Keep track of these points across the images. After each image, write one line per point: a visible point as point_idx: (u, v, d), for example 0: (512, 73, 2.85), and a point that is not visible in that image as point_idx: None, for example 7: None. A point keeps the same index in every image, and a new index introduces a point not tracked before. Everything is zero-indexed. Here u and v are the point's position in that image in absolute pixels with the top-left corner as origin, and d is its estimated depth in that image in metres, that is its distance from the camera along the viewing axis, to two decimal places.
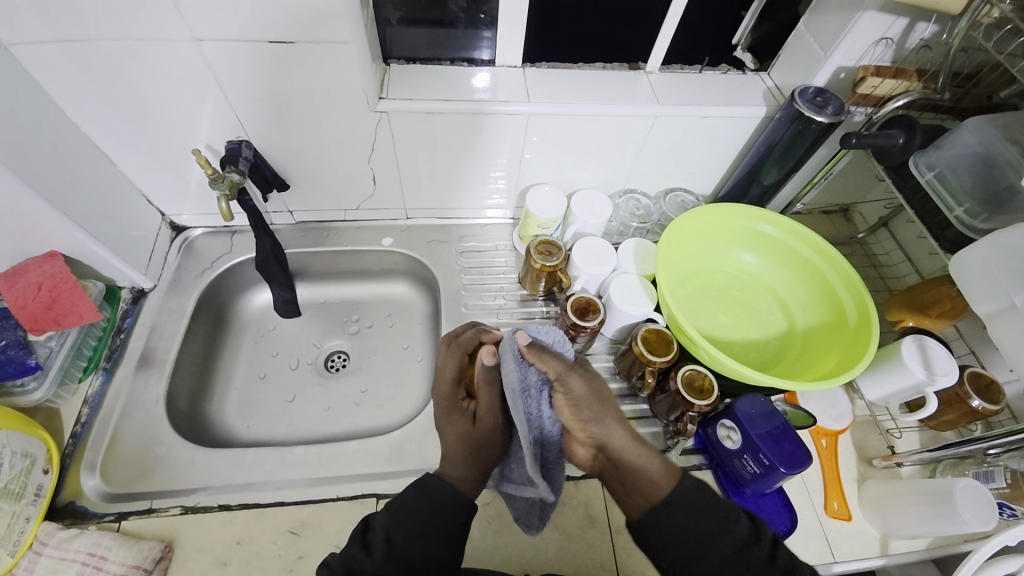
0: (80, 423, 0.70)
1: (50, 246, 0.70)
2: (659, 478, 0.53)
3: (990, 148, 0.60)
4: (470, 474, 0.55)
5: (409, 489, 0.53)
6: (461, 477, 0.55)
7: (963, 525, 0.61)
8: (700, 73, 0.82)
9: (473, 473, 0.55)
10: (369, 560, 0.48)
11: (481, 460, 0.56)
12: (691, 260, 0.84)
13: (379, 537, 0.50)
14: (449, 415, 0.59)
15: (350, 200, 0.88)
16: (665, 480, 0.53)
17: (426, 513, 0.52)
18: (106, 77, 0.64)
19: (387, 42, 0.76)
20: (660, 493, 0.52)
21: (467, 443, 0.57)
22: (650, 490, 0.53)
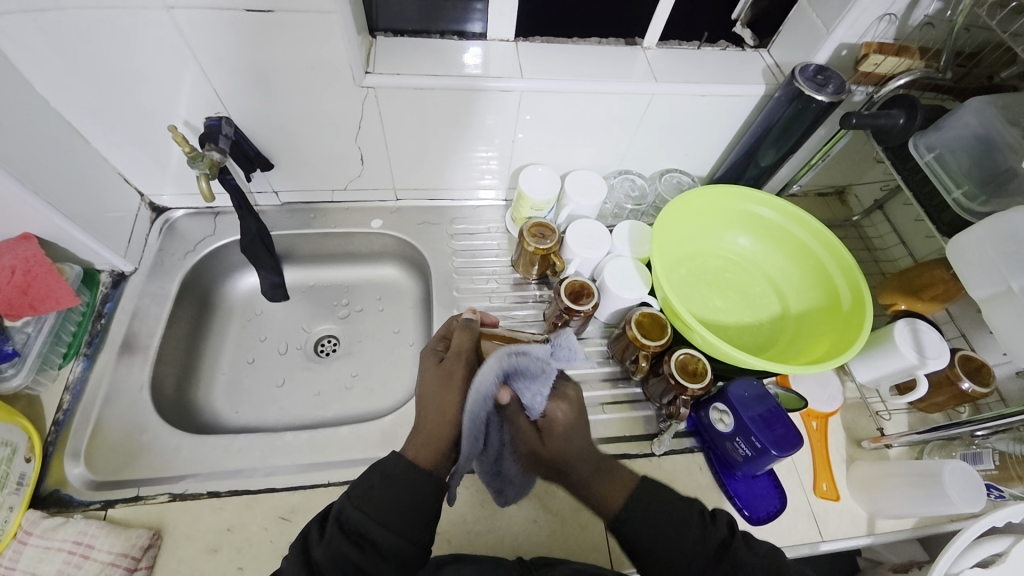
0: (62, 410, 0.68)
1: (23, 228, 0.67)
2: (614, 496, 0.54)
3: (989, 130, 0.59)
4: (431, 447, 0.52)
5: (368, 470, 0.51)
6: (420, 448, 0.53)
7: (951, 505, 0.62)
8: (698, 49, 0.79)
9: (437, 447, 0.52)
10: (321, 544, 0.48)
11: (438, 433, 0.53)
12: (687, 242, 0.83)
13: (334, 521, 0.49)
14: (424, 383, 0.56)
15: (337, 180, 0.85)
16: (624, 491, 0.54)
17: (383, 494, 0.50)
18: (73, 47, 0.60)
19: (373, 13, 0.73)
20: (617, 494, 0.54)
21: (438, 408, 0.53)
22: (610, 496, 0.54)
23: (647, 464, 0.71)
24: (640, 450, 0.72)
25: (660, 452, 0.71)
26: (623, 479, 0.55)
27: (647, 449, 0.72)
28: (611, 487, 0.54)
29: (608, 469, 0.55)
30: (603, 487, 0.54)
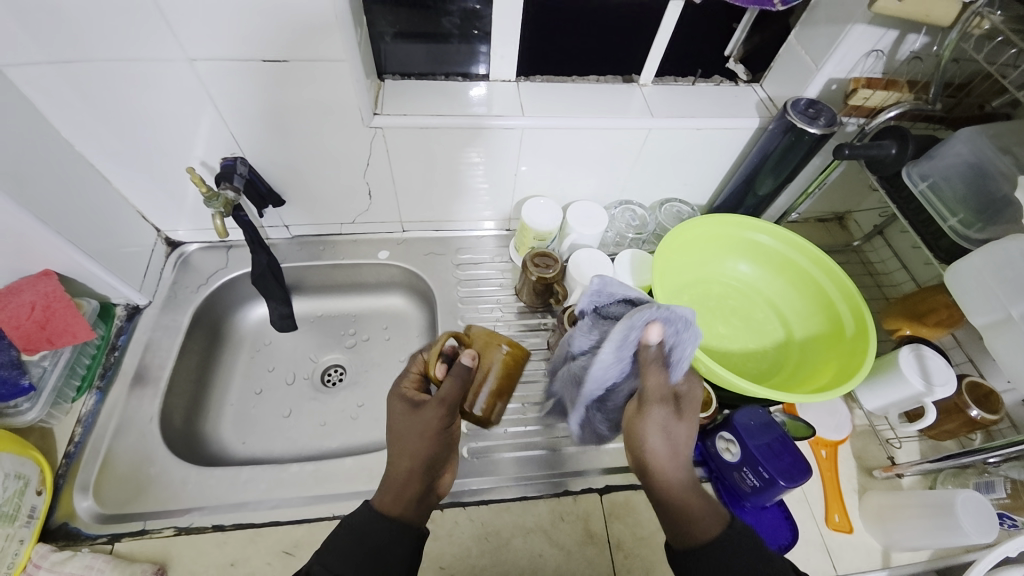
0: (73, 442, 0.69)
1: (44, 265, 0.69)
2: (705, 521, 0.51)
3: (981, 158, 0.61)
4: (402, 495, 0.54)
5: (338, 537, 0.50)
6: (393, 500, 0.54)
7: (966, 537, 0.61)
8: (693, 84, 0.82)
9: (403, 497, 0.54)
10: None
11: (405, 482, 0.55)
12: (688, 270, 0.84)
13: None
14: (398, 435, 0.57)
15: (346, 214, 0.88)
16: (712, 520, 0.51)
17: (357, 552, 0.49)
18: (99, 96, 0.64)
19: (381, 58, 0.77)
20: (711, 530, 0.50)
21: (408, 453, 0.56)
22: (699, 525, 0.51)
23: None
24: None
25: None
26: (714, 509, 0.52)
27: None
28: (701, 509, 0.52)
29: (697, 497, 0.53)
30: (696, 510, 0.52)
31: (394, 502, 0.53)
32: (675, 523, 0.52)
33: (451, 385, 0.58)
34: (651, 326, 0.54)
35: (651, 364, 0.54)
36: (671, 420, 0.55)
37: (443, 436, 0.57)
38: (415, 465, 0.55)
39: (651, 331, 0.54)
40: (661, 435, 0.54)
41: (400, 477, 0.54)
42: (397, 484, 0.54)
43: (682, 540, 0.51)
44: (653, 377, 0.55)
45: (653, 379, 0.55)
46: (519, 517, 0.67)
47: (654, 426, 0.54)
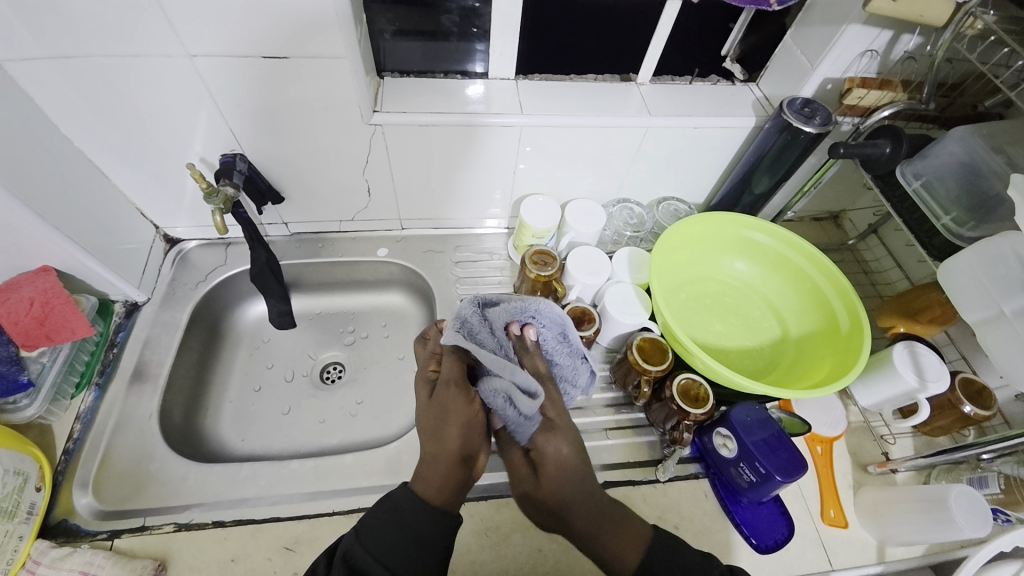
0: (72, 439, 0.69)
1: (42, 261, 0.69)
2: (628, 550, 0.52)
3: (974, 157, 0.62)
4: (445, 483, 0.52)
5: (377, 513, 0.50)
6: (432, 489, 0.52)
7: (959, 531, 0.61)
8: (690, 83, 0.83)
9: (445, 483, 0.52)
10: None
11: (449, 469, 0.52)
12: (685, 268, 0.85)
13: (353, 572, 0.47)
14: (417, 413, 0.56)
15: (344, 211, 0.88)
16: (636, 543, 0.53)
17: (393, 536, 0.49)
18: (99, 93, 0.64)
19: (380, 55, 0.77)
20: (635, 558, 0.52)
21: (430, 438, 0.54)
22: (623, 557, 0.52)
23: (651, 490, 0.71)
24: (644, 476, 0.72)
25: (664, 478, 0.71)
26: (639, 537, 0.54)
27: (651, 475, 0.72)
28: (620, 537, 0.53)
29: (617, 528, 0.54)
30: (612, 543, 0.53)
31: (434, 491, 0.52)
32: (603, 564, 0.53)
33: (453, 363, 0.56)
34: (529, 325, 0.62)
35: (506, 428, 0.59)
36: (568, 467, 0.55)
37: (473, 427, 0.54)
38: (447, 449, 0.53)
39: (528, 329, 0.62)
40: (564, 481, 0.54)
41: (434, 467, 0.52)
42: (435, 471, 0.52)
43: (622, 567, 0.52)
44: (516, 445, 0.57)
45: (513, 448, 0.57)
46: (518, 513, 0.67)
47: (556, 478, 0.54)
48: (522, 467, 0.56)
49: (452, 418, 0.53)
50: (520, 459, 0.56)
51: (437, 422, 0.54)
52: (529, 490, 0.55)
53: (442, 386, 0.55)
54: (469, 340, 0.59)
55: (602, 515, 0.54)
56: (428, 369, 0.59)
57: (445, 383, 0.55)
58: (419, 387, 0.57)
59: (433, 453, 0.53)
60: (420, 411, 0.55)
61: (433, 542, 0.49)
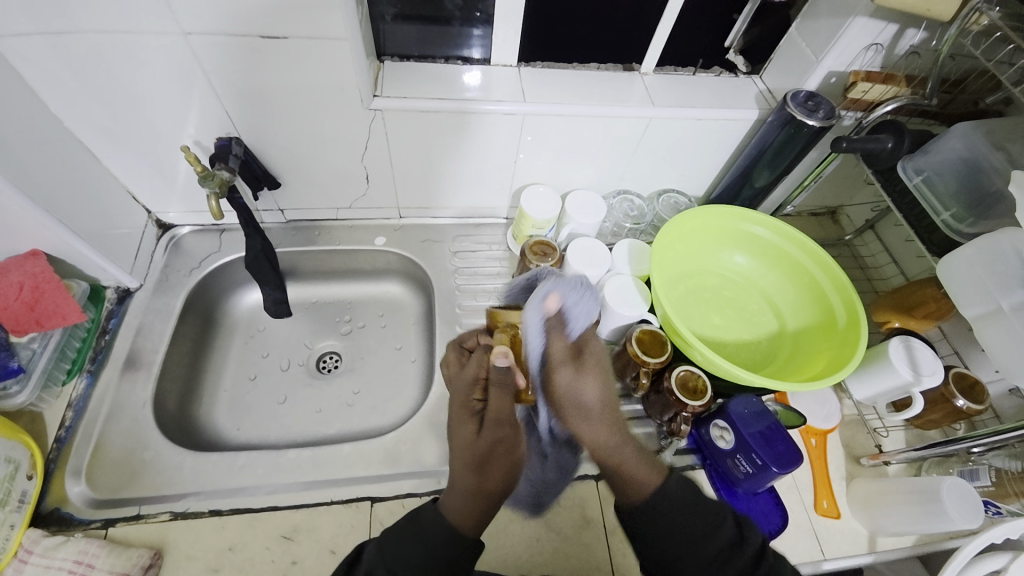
0: (64, 427, 0.68)
1: (31, 245, 0.68)
2: (644, 475, 0.51)
3: (976, 153, 0.62)
4: (475, 513, 0.50)
5: (399, 523, 0.50)
6: (464, 515, 0.50)
7: (950, 522, 0.63)
8: (693, 74, 0.82)
9: (479, 515, 0.50)
10: None
11: (488, 501, 0.51)
12: (685, 261, 0.84)
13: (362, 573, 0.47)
14: (457, 439, 0.53)
15: (342, 199, 0.87)
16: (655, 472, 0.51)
17: (410, 544, 0.48)
18: (90, 72, 0.62)
19: (380, 39, 0.75)
20: (658, 478, 0.51)
21: (471, 470, 0.51)
22: (638, 480, 0.51)
23: None
24: None
25: None
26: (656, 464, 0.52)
27: None
28: (640, 464, 0.51)
29: (638, 450, 0.52)
30: (632, 468, 0.51)
31: (464, 520, 0.50)
32: (624, 484, 0.51)
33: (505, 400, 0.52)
34: (549, 296, 0.55)
35: (554, 328, 0.54)
36: (599, 367, 0.55)
37: (518, 469, 0.52)
38: (490, 489, 0.51)
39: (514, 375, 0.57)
40: (595, 378, 0.54)
41: (469, 501, 0.50)
42: (466, 501, 0.50)
43: (639, 493, 0.50)
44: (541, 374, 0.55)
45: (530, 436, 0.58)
46: (516, 503, 0.67)
47: (592, 372, 0.54)
48: (560, 362, 0.53)
49: (501, 458, 0.51)
50: (562, 359, 0.53)
51: (484, 458, 0.51)
52: (567, 385, 0.53)
53: (490, 423, 0.52)
54: (511, 365, 0.51)
55: (626, 437, 0.53)
56: (471, 397, 0.55)
57: (493, 421, 0.52)
58: (462, 416, 0.54)
59: (474, 488, 0.50)
60: (463, 445, 0.52)
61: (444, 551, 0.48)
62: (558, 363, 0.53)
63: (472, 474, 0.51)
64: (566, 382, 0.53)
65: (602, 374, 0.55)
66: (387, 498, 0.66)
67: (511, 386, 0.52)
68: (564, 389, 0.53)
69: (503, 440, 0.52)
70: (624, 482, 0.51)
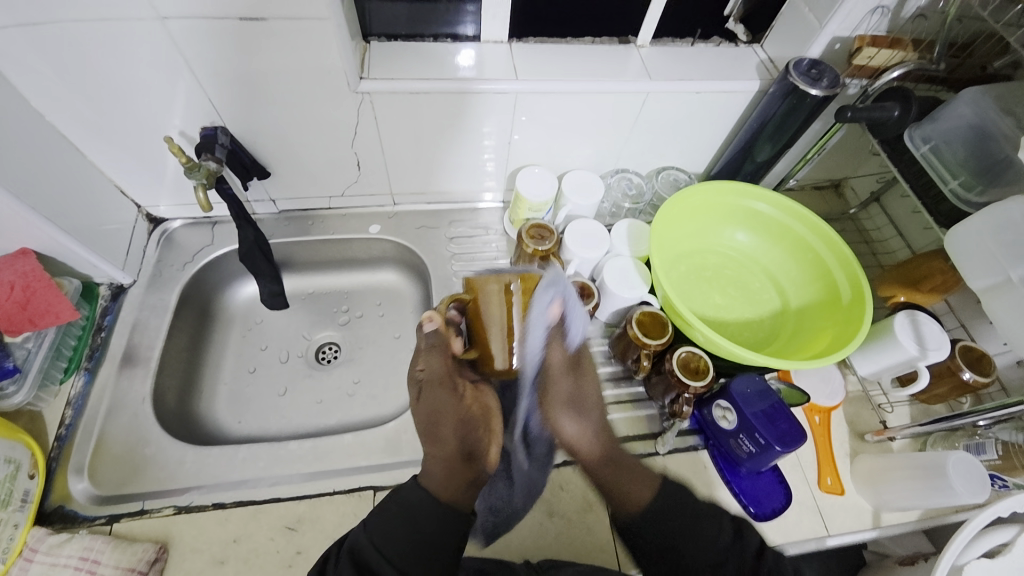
0: (64, 425, 0.68)
1: (20, 243, 0.67)
2: (639, 487, 0.58)
3: (985, 119, 0.59)
4: (451, 478, 0.54)
5: (388, 509, 0.52)
6: (440, 484, 0.54)
7: (955, 497, 0.63)
8: (692, 46, 0.79)
9: (453, 479, 0.54)
10: None
11: (456, 462, 0.55)
12: (685, 240, 0.83)
13: (352, 558, 0.48)
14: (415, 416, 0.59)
15: (334, 186, 0.85)
16: (647, 486, 0.58)
17: (400, 530, 0.50)
18: (64, 62, 0.60)
19: (365, 18, 0.73)
20: (645, 496, 0.57)
21: (430, 438, 0.56)
22: (631, 496, 0.57)
23: (651, 463, 0.71)
24: (644, 449, 0.72)
25: (664, 450, 0.72)
26: (646, 478, 0.59)
27: (651, 448, 0.72)
28: (632, 478, 0.58)
29: (630, 467, 0.59)
30: (625, 479, 0.58)
31: (441, 489, 0.53)
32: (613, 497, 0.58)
33: (434, 360, 0.58)
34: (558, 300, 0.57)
35: (555, 331, 0.58)
36: (576, 405, 0.60)
37: (468, 421, 0.57)
38: (448, 450, 0.55)
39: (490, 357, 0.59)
40: (572, 419, 0.60)
41: (442, 469, 0.54)
42: (438, 469, 0.54)
43: (629, 507, 0.57)
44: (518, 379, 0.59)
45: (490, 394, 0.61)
46: (519, 488, 0.67)
47: (564, 413, 0.60)
48: (560, 374, 0.60)
49: (450, 419, 0.56)
50: (563, 371, 0.60)
51: (433, 423, 0.57)
52: (567, 405, 0.60)
53: (429, 388, 0.58)
54: (438, 328, 0.59)
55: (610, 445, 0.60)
56: (414, 371, 0.61)
57: (432, 386, 0.58)
58: (410, 391, 0.60)
59: (436, 454, 0.55)
60: (416, 415, 0.59)
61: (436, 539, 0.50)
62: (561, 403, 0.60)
63: (432, 442, 0.56)
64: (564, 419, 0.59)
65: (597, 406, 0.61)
66: (389, 487, 0.66)
67: (442, 347, 0.59)
68: (564, 424, 0.60)
69: (447, 400, 0.57)
70: (619, 498, 0.58)
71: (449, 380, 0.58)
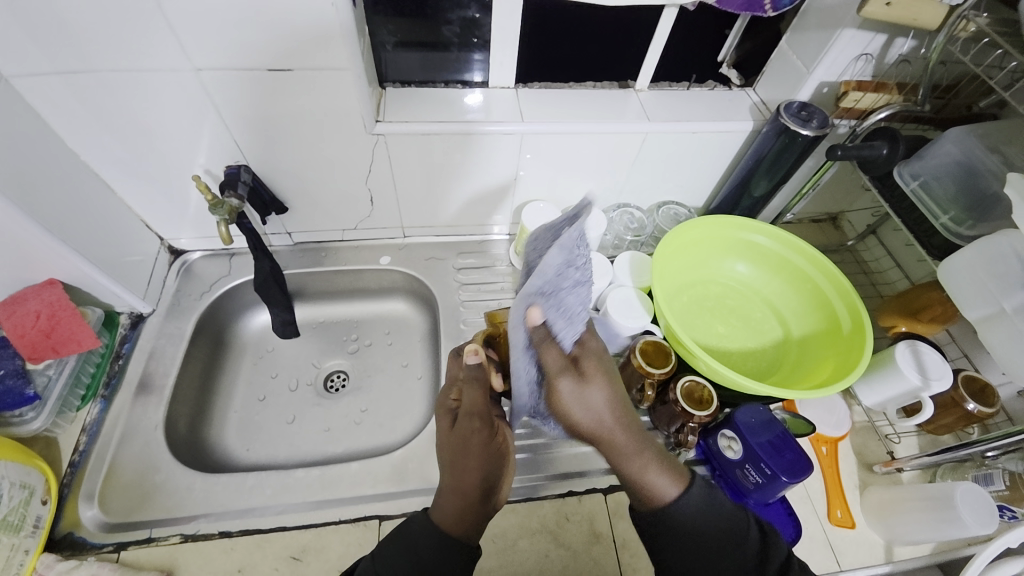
0: (78, 451, 0.69)
1: (48, 274, 0.70)
2: (661, 486, 0.53)
3: (971, 157, 0.62)
4: (462, 514, 0.53)
5: (391, 537, 0.53)
6: (452, 517, 0.53)
7: (965, 529, 0.62)
8: (688, 89, 0.84)
9: (465, 516, 0.53)
10: None
11: (470, 498, 0.53)
12: (686, 271, 0.85)
13: None
14: (439, 440, 0.59)
15: (347, 220, 0.89)
16: (676, 482, 0.53)
17: (400, 557, 0.50)
18: (105, 107, 0.65)
19: (382, 67, 0.78)
20: (672, 487, 0.53)
21: (451, 466, 0.55)
22: (655, 489, 0.53)
23: None
24: None
25: None
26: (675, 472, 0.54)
27: None
28: (660, 471, 0.53)
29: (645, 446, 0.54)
30: (651, 469, 0.53)
31: (452, 523, 0.52)
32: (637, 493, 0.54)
33: (475, 393, 0.57)
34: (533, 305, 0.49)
35: (544, 342, 0.51)
36: (607, 373, 0.54)
37: (491, 456, 0.55)
38: (466, 482, 0.53)
39: (496, 378, 0.62)
40: (603, 389, 0.53)
41: (456, 501, 0.53)
42: (453, 502, 0.53)
43: (654, 501, 0.53)
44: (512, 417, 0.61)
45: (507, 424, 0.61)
46: (525, 518, 0.67)
47: (597, 376, 0.53)
48: (561, 371, 0.52)
49: (472, 452, 0.55)
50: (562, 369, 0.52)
51: (459, 454, 0.55)
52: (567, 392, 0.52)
53: (463, 417, 0.57)
54: (482, 362, 0.59)
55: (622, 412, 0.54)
56: (448, 399, 0.61)
57: (466, 413, 0.57)
58: (440, 418, 0.60)
59: (454, 487, 0.54)
60: (443, 443, 0.57)
61: (435, 561, 0.50)
62: (558, 371, 0.51)
63: (451, 471, 0.55)
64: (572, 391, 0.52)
65: (606, 373, 0.54)
66: (395, 516, 0.66)
67: (482, 380, 0.59)
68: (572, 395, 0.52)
69: (476, 432, 0.56)
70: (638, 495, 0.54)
71: (485, 414, 0.57)
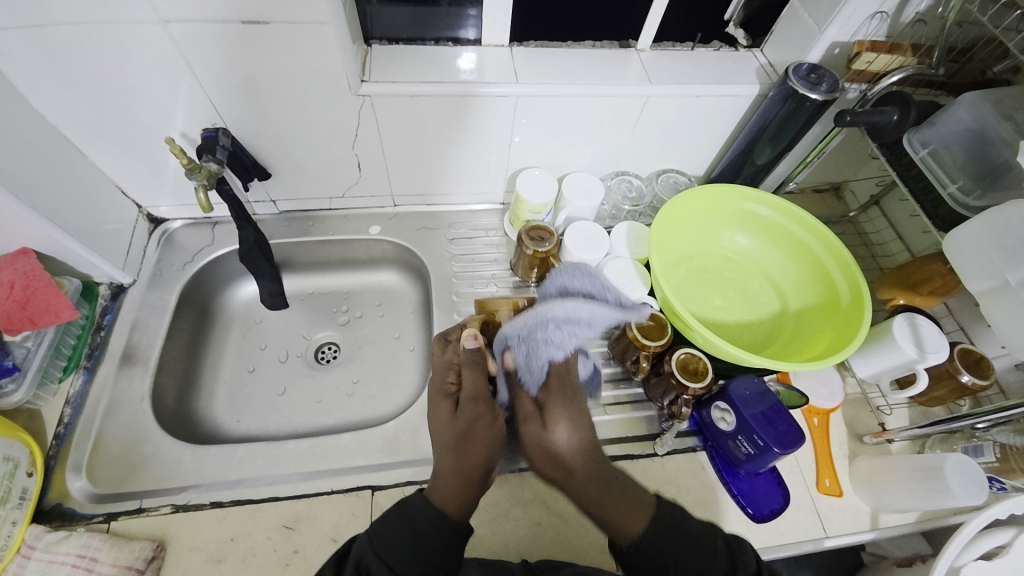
0: (63, 423, 0.68)
1: (20, 242, 0.67)
2: (629, 516, 0.52)
3: (983, 124, 0.60)
4: (462, 495, 0.53)
5: (388, 514, 0.51)
6: (452, 497, 0.52)
7: (954, 499, 0.63)
8: (692, 50, 0.80)
9: (463, 498, 0.53)
10: None
11: (472, 480, 0.54)
12: (684, 243, 0.83)
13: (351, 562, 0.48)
14: (435, 420, 0.58)
15: (334, 188, 0.86)
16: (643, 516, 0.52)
17: (400, 533, 0.49)
18: (67, 63, 0.60)
19: (367, 21, 0.73)
20: (640, 524, 0.51)
21: (454, 449, 0.55)
22: (626, 521, 0.51)
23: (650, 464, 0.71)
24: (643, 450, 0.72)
25: (663, 452, 0.71)
26: (641, 504, 0.53)
27: (650, 449, 0.72)
28: (627, 509, 0.52)
29: (621, 493, 0.53)
30: (618, 507, 0.52)
31: (452, 503, 0.52)
32: (608, 518, 0.52)
33: (478, 375, 0.59)
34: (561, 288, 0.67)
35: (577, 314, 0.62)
36: (571, 414, 0.58)
37: (494, 440, 0.57)
38: (470, 467, 0.54)
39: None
40: (567, 425, 0.57)
41: (458, 482, 0.53)
42: (454, 484, 0.53)
43: (625, 535, 0.51)
44: (574, 335, 0.61)
45: (578, 330, 0.61)
46: (518, 488, 0.67)
47: (562, 420, 0.57)
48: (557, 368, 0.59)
49: (476, 433, 0.56)
50: (577, 347, 0.61)
51: (460, 435, 0.56)
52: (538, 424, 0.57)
53: (466, 401, 0.58)
54: (478, 347, 0.62)
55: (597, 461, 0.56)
56: (446, 381, 0.61)
57: (469, 398, 0.58)
58: (438, 401, 0.59)
59: (458, 469, 0.53)
60: (443, 426, 0.57)
61: (435, 540, 0.49)
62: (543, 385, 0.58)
63: (453, 452, 0.55)
64: (534, 437, 0.56)
65: (577, 424, 0.58)
66: (388, 487, 0.66)
67: (481, 365, 0.61)
68: (534, 442, 0.57)
69: (481, 415, 0.57)
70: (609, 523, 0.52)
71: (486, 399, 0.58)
